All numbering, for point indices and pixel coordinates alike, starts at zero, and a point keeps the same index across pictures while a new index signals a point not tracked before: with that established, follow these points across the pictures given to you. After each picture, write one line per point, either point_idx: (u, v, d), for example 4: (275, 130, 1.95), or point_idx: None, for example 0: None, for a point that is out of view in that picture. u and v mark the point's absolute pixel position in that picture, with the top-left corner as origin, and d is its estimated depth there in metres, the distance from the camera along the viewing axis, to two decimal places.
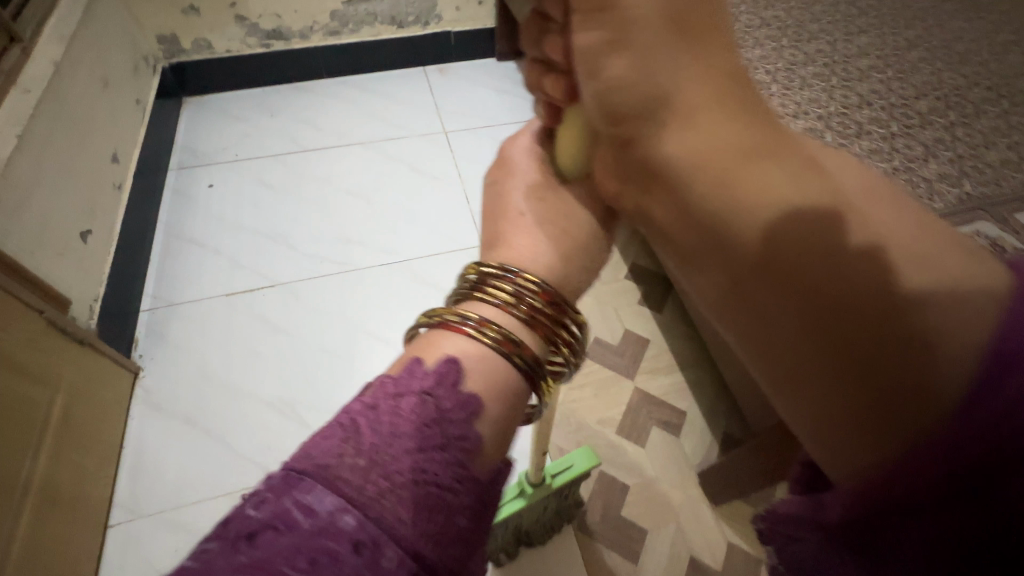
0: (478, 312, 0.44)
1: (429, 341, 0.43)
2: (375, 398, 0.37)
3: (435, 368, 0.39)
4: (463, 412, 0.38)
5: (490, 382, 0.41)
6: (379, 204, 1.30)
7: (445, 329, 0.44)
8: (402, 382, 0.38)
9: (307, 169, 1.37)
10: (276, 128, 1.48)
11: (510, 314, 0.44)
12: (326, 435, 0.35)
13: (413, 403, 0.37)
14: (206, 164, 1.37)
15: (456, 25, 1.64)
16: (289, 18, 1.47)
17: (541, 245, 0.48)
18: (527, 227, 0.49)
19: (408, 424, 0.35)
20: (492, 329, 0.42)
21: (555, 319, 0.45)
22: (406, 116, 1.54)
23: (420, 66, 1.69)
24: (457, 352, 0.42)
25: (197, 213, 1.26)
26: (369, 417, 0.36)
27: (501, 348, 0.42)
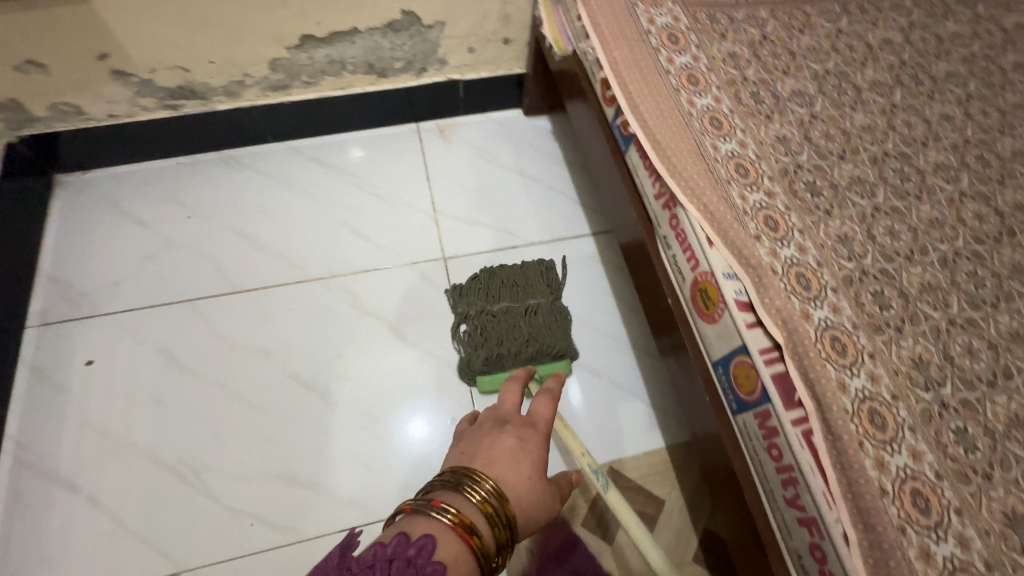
0: (452, 502, 0.46)
1: (408, 520, 0.45)
2: (371, 556, 0.41)
3: (416, 541, 0.42)
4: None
5: (460, 561, 0.43)
6: (344, 404, 0.90)
7: (426, 515, 0.45)
8: (399, 543, 0.42)
9: (237, 330, 0.93)
10: (189, 246, 0.99)
11: (474, 507, 0.46)
12: (330, 571, 0.40)
13: (399, 569, 0.40)
14: (84, 317, 0.92)
15: (467, 71, 1.09)
16: (202, 72, 0.93)
17: (535, 482, 0.51)
18: (509, 458, 0.51)
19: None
20: (475, 527, 0.45)
21: (502, 500, 0.47)
22: (387, 225, 1.05)
23: (413, 124, 1.16)
24: (437, 533, 0.44)
25: (67, 422, 0.84)
26: (371, 572, 0.40)
27: (462, 533, 0.44)
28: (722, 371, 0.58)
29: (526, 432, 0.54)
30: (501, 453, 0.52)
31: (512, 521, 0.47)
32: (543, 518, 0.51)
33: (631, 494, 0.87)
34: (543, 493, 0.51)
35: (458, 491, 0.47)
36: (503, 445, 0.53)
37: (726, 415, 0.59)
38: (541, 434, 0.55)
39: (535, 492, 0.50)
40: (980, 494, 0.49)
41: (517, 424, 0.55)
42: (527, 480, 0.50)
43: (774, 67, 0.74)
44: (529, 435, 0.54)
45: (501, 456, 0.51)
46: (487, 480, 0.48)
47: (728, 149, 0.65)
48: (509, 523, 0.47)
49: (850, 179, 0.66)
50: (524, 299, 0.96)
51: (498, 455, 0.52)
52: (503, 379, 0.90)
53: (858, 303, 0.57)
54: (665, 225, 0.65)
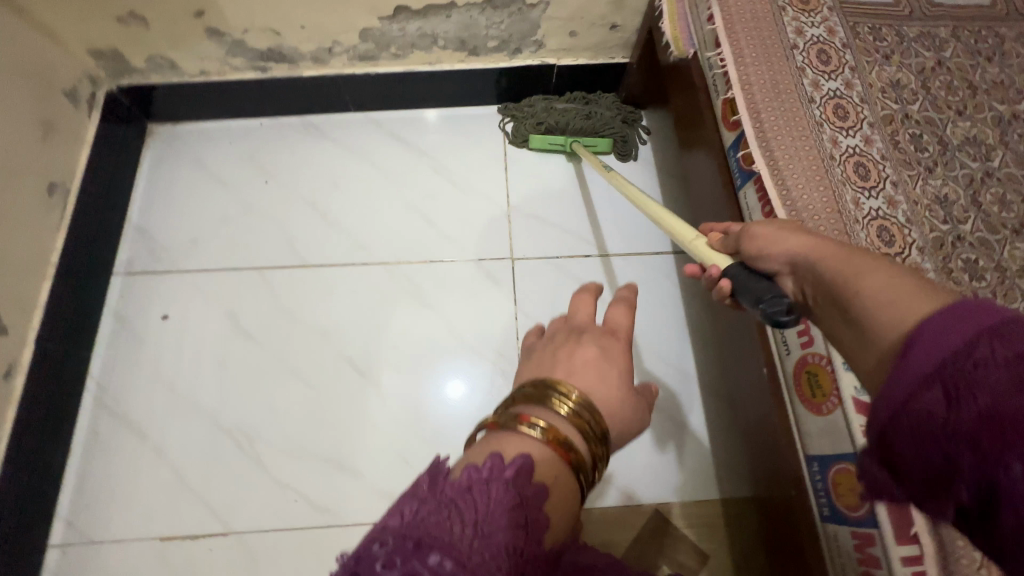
0: (542, 417, 0.38)
1: (493, 439, 0.38)
2: (465, 479, 0.34)
3: (512, 461, 0.35)
4: (541, 496, 0.34)
5: (559, 478, 0.36)
6: (394, 396, 0.89)
7: (516, 433, 0.37)
8: (493, 463, 0.35)
9: (300, 305, 0.94)
10: (264, 213, 1.00)
11: (566, 421, 0.38)
12: (421, 498, 0.33)
13: (501, 490, 0.33)
14: (163, 272, 0.95)
15: (565, 56, 1.00)
16: (293, 36, 0.90)
17: (626, 393, 0.44)
18: (597, 370, 0.44)
19: (497, 504, 0.33)
20: (574, 444, 0.37)
21: (594, 411, 0.39)
22: (459, 213, 1.01)
23: (498, 106, 1.08)
24: (533, 452, 0.36)
25: (141, 372, 0.89)
26: (470, 494, 0.33)
27: (560, 450, 0.37)
28: (816, 470, 0.51)
29: (610, 342, 0.47)
30: (584, 365, 0.44)
31: (607, 434, 0.40)
32: (634, 432, 0.44)
33: (675, 543, 0.82)
34: (633, 409, 0.44)
35: (545, 405, 0.39)
36: (585, 355, 0.45)
37: (811, 518, 0.52)
38: (625, 346, 0.47)
39: (626, 404, 0.43)
40: None
41: (596, 333, 0.47)
42: (616, 392, 0.43)
43: (945, 105, 0.61)
44: (611, 345, 0.47)
45: (584, 367, 0.44)
46: (574, 391, 0.40)
47: (871, 207, 0.55)
48: (607, 436, 0.39)
49: (1022, 262, 0.54)
50: (597, 95, 1.04)
51: (580, 367, 0.44)
52: (553, 142, 1.02)
53: None
54: None
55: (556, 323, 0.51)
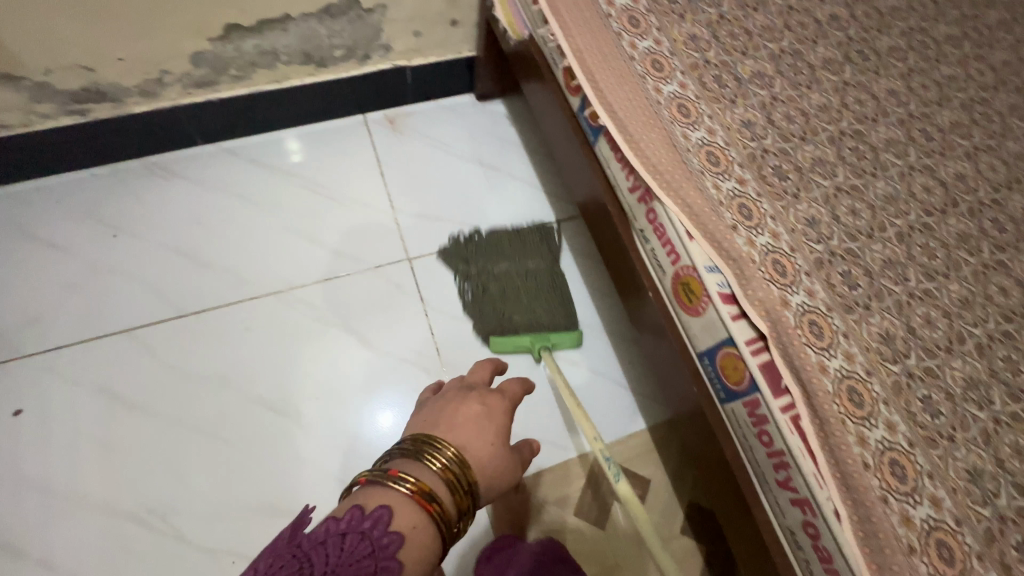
0: (413, 471, 0.45)
1: (362, 490, 0.44)
2: (324, 532, 0.40)
3: (371, 513, 0.41)
4: (393, 547, 0.40)
5: (419, 528, 0.42)
6: (319, 423, 0.85)
7: (383, 486, 0.43)
8: (352, 517, 0.41)
9: (190, 358, 0.86)
10: (120, 269, 0.89)
11: (435, 474, 0.45)
12: (280, 554, 0.39)
13: (353, 542, 0.39)
14: (4, 361, 0.81)
15: (415, 56, 1.02)
16: (109, 70, 0.82)
17: (499, 447, 0.50)
18: (475, 424, 0.50)
19: (348, 556, 0.39)
20: (436, 494, 0.44)
21: (462, 466, 0.46)
22: (345, 228, 0.99)
23: (360, 114, 1.08)
24: (395, 503, 0.42)
25: (1, 481, 0.75)
26: (324, 549, 0.39)
27: (422, 501, 0.43)
28: (707, 363, 0.60)
29: (495, 402, 0.53)
30: (467, 419, 0.50)
31: (473, 486, 0.47)
32: (503, 485, 0.50)
33: (620, 477, 0.89)
34: (506, 464, 0.50)
35: (422, 462, 0.45)
36: (468, 411, 0.51)
37: (714, 405, 0.61)
38: (506, 403, 0.54)
39: (497, 454, 0.49)
40: (947, 457, 0.52)
41: (482, 393, 0.54)
42: (490, 446, 0.49)
43: (733, 48, 0.73)
44: (494, 403, 0.53)
45: (465, 422, 0.50)
46: (449, 448, 0.47)
47: (697, 138, 0.65)
48: (471, 489, 0.46)
49: (813, 161, 0.67)
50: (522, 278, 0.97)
51: (462, 421, 0.50)
52: (518, 344, 0.90)
53: (830, 286, 0.59)
54: (642, 219, 0.65)
55: (453, 381, 0.58)
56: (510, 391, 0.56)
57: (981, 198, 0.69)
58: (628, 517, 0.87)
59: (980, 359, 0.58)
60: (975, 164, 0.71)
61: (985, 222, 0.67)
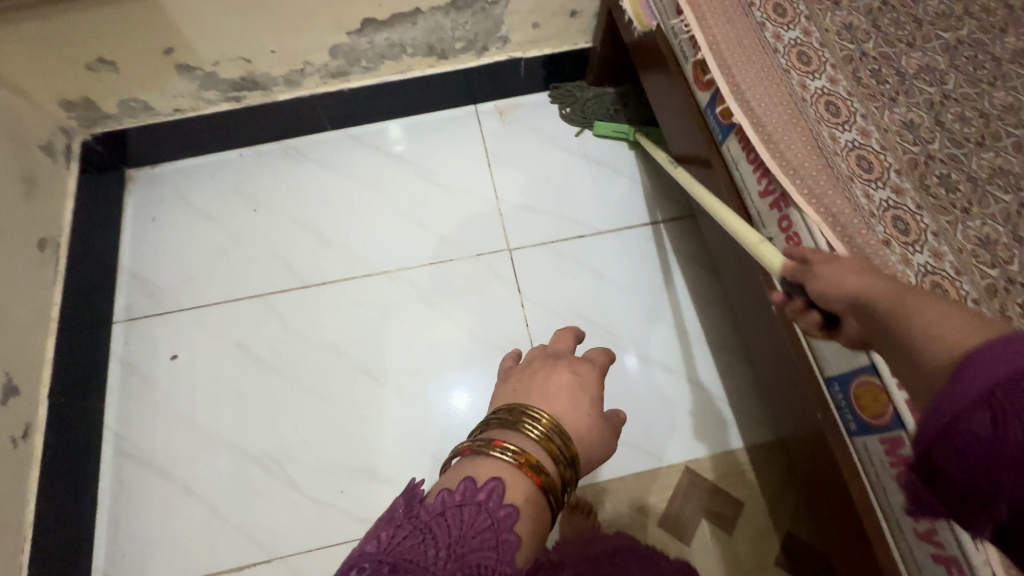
0: (516, 442, 0.44)
1: (470, 463, 0.43)
2: (440, 503, 0.39)
3: (484, 484, 0.40)
4: (511, 519, 0.39)
5: (532, 498, 0.41)
6: (416, 399, 0.90)
7: (489, 455, 0.43)
8: (466, 488, 0.40)
9: (309, 325, 0.94)
10: (258, 240, 1.00)
11: (540, 448, 0.44)
12: (400, 524, 0.39)
13: (471, 513, 0.39)
14: (165, 312, 0.95)
15: (531, 48, 1.03)
16: (263, 61, 0.91)
17: (593, 416, 0.49)
18: (568, 395, 0.50)
19: (468, 527, 0.38)
20: (539, 461, 0.43)
21: (562, 438, 0.45)
22: (451, 214, 1.02)
23: (472, 105, 1.11)
24: (506, 476, 0.42)
25: (158, 414, 0.88)
26: (445, 520, 0.38)
27: (531, 473, 0.42)
28: (838, 389, 0.55)
29: (585, 370, 0.52)
30: (559, 391, 0.50)
31: (575, 455, 0.46)
32: (597, 457, 0.49)
33: (711, 495, 0.84)
34: (603, 435, 0.49)
35: (523, 433, 0.45)
36: (559, 380, 0.51)
37: (841, 437, 0.56)
38: (594, 371, 0.53)
39: (591, 424, 0.49)
40: None
41: (570, 360, 0.54)
42: (586, 418, 0.49)
43: (897, 39, 0.65)
44: (583, 372, 0.52)
45: (558, 391, 0.49)
46: (545, 417, 0.46)
47: (847, 139, 0.58)
48: (573, 459, 0.45)
49: (991, 170, 0.58)
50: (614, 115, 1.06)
51: (555, 391, 0.50)
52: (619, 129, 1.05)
53: (1005, 318, 0.51)
54: (772, 226, 0.60)
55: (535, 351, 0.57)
56: (596, 359, 0.55)
57: None
58: (717, 538, 0.82)
59: None
60: None
61: None
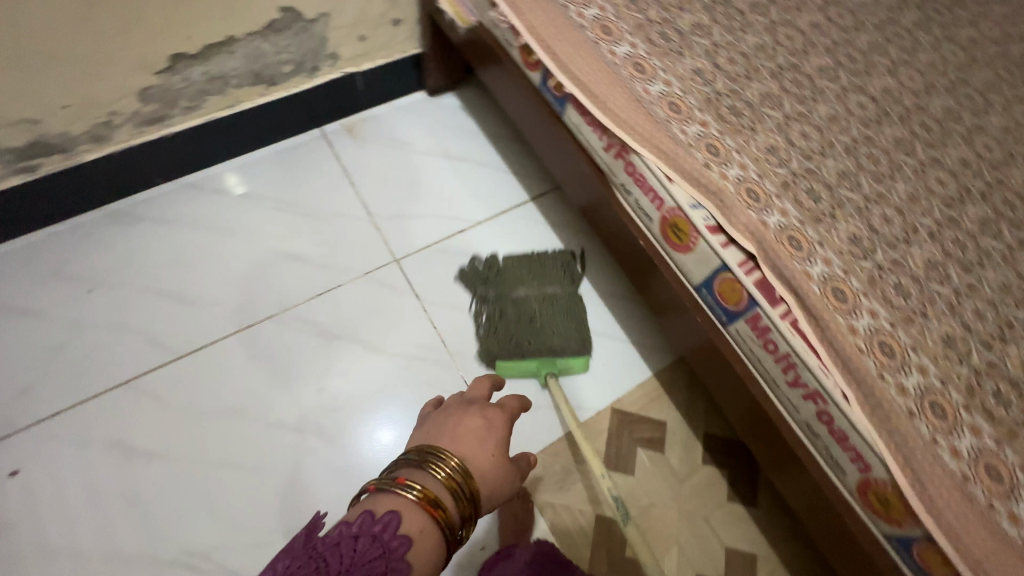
0: (420, 480, 0.47)
1: (372, 497, 0.46)
2: (337, 534, 0.42)
3: (381, 517, 0.43)
4: (403, 550, 0.42)
5: (426, 531, 0.44)
6: (343, 434, 0.86)
7: (391, 491, 0.46)
8: (364, 519, 0.43)
9: (197, 396, 0.84)
10: (103, 321, 0.86)
11: (442, 483, 0.48)
12: (294, 557, 0.41)
13: (365, 544, 0.41)
14: (3, 437, 0.78)
15: (364, 61, 1.03)
16: (54, 118, 0.79)
17: (499, 456, 0.53)
18: (474, 433, 0.54)
19: (360, 556, 0.40)
20: (439, 498, 0.46)
21: (467, 479, 0.49)
22: (326, 241, 0.99)
23: (317, 128, 1.08)
24: (403, 509, 0.45)
25: (29, 556, 0.73)
26: (342, 549, 0.41)
27: (428, 507, 0.45)
28: (706, 292, 0.65)
29: (494, 415, 0.56)
30: (466, 431, 0.53)
31: (475, 494, 0.49)
32: (499, 494, 0.53)
33: (638, 425, 0.94)
34: (504, 473, 0.53)
35: (431, 473, 0.48)
36: (471, 424, 0.55)
37: (719, 330, 0.67)
38: (504, 413, 0.58)
39: (498, 466, 0.53)
40: (924, 329, 0.59)
41: (483, 405, 0.57)
42: (490, 459, 0.52)
43: (671, 5, 0.78)
44: (495, 415, 0.57)
45: (468, 433, 0.53)
46: (453, 457, 0.50)
47: (657, 90, 0.69)
48: (474, 498, 0.49)
49: (761, 95, 0.73)
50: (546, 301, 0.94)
51: (463, 432, 0.53)
52: (524, 367, 0.89)
53: (799, 203, 0.65)
54: (621, 173, 0.69)
55: (453, 394, 0.61)
56: (511, 405, 0.60)
57: (908, 106, 0.77)
58: (653, 459, 0.92)
59: (934, 243, 0.66)
60: (897, 78, 0.79)
61: (916, 126, 0.75)
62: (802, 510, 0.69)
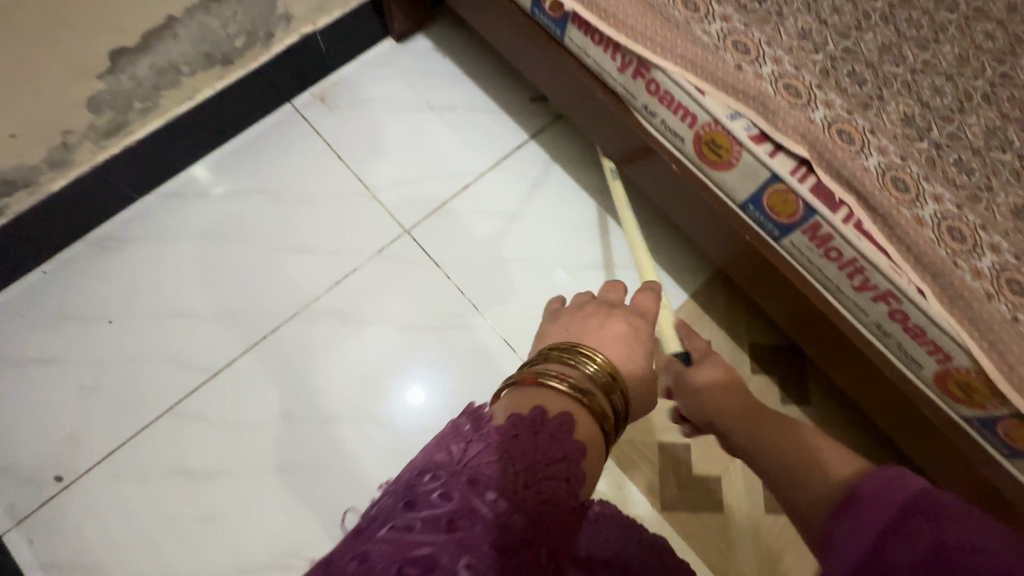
0: (575, 376, 0.40)
1: (521, 393, 0.39)
2: (512, 425, 0.35)
3: (555, 416, 0.36)
4: (580, 454, 0.35)
5: (594, 436, 0.38)
6: (393, 416, 0.85)
7: (541, 386, 0.39)
8: (535, 419, 0.36)
9: (243, 405, 0.83)
10: (128, 352, 0.84)
11: (591, 380, 0.40)
12: (471, 438, 0.34)
13: (545, 439, 0.34)
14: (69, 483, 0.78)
15: (320, 15, 0.91)
16: (10, 152, 0.72)
17: (644, 364, 0.47)
18: (619, 338, 0.47)
19: (544, 452, 0.34)
20: (597, 397, 0.39)
21: (614, 395, 0.41)
22: (328, 224, 0.93)
23: (288, 103, 0.98)
24: (568, 410, 0.38)
25: None
26: (517, 441, 0.34)
27: (585, 408, 0.38)
28: (754, 208, 0.60)
29: (639, 326, 0.49)
30: (611, 340, 0.46)
31: (624, 399, 0.42)
32: (641, 399, 0.46)
33: None
34: (644, 383, 0.46)
35: (577, 368, 0.41)
36: (614, 330, 0.47)
37: (769, 245, 0.63)
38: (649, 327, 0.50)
39: (639, 371, 0.46)
40: (991, 205, 0.55)
41: (627, 311, 0.50)
42: (638, 365, 0.46)
43: None
44: (640, 323, 0.49)
45: (613, 336, 0.46)
46: (598, 356, 0.43)
47: None
48: (621, 410, 0.41)
49: None
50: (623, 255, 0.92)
51: (610, 338, 0.47)
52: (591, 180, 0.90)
53: (841, 90, 0.59)
54: (642, 93, 0.62)
55: (586, 297, 0.55)
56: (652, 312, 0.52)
57: None
58: None
59: (990, 107, 0.60)
60: None
61: None
62: (874, 408, 0.68)
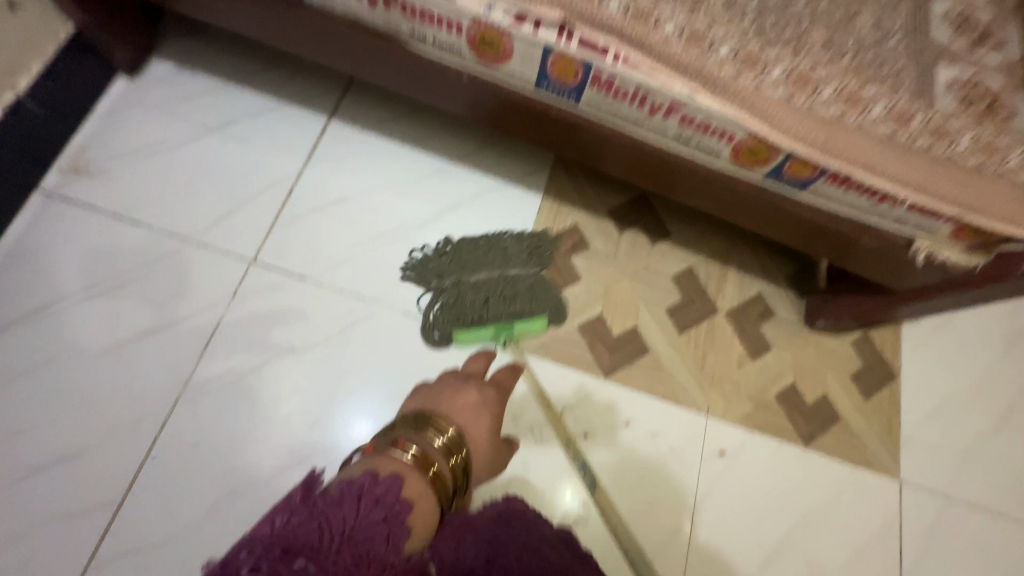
0: (416, 443, 0.53)
1: (372, 460, 0.51)
2: (341, 494, 0.44)
3: (384, 480, 0.47)
4: (405, 513, 0.45)
5: (423, 496, 0.49)
6: (338, 433, 0.82)
7: (390, 456, 0.51)
8: (368, 482, 0.46)
9: (171, 509, 0.75)
10: (8, 529, 0.72)
11: (436, 450, 0.53)
12: (296, 510, 0.42)
13: (370, 502, 0.45)
14: None
15: (14, 80, 0.77)
16: None
17: (490, 434, 0.59)
18: (463, 408, 0.59)
19: (363, 517, 0.43)
20: (433, 460, 0.52)
21: (455, 465, 0.54)
22: (162, 292, 0.83)
23: (39, 190, 0.84)
24: (405, 472, 0.50)
25: None
26: (341, 508, 0.43)
27: (422, 472, 0.51)
28: (549, 82, 0.66)
29: (488, 392, 0.62)
30: (463, 408, 0.60)
31: (466, 467, 0.55)
32: (488, 465, 0.59)
33: (559, 242, 1.00)
34: (490, 449, 0.59)
35: (429, 441, 0.54)
36: (462, 399, 0.60)
37: (576, 110, 0.70)
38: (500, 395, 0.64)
39: (487, 439, 0.59)
40: (709, 6, 0.67)
41: (479, 382, 0.63)
42: (484, 430, 0.59)
43: None
44: (490, 393, 0.62)
45: (463, 408, 0.59)
46: (447, 428, 0.56)
47: None
48: (460, 476, 0.54)
49: None
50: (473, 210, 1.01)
51: (458, 406, 0.60)
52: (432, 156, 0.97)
53: None
54: (402, 20, 0.64)
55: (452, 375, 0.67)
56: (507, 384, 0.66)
57: None
58: (587, 259, 1.01)
59: None
60: None
61: None
62: (712, 206, 0.80)
